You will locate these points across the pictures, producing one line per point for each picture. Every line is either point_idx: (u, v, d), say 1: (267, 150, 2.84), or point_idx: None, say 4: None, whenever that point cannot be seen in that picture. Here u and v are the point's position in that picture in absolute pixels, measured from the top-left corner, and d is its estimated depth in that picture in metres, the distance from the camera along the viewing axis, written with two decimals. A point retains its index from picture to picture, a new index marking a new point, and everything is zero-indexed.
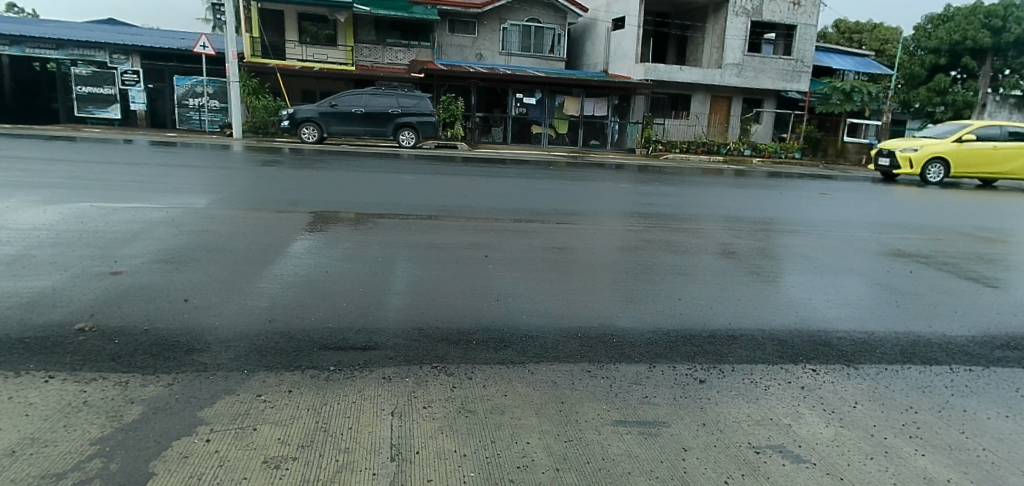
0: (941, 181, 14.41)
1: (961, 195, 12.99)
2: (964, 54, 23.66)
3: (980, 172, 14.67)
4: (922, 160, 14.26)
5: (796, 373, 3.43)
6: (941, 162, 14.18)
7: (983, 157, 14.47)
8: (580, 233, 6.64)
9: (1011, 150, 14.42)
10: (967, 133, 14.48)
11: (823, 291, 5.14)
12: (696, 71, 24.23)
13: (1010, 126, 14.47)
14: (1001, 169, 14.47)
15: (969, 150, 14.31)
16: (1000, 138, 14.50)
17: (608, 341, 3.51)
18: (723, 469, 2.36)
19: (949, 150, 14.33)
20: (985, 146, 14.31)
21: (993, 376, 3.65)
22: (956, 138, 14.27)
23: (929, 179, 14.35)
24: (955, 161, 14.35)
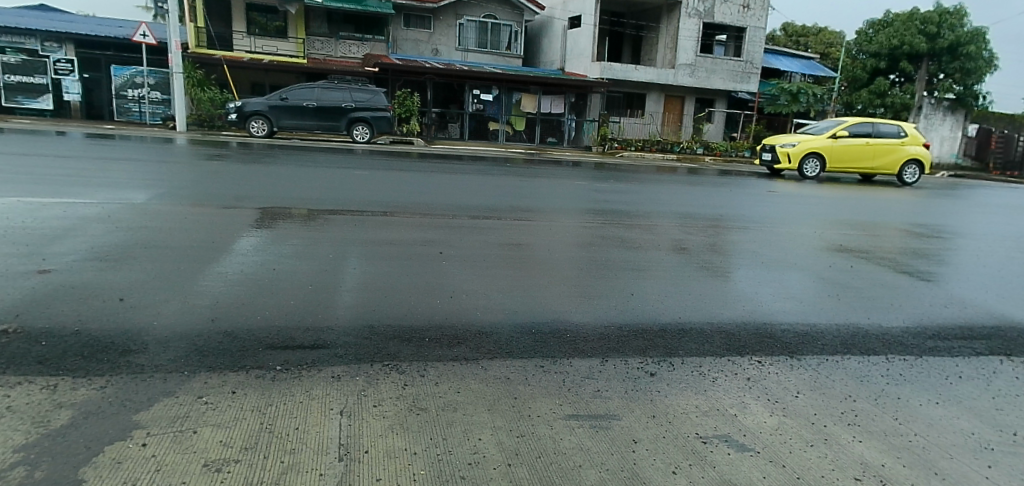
0: (817, 174, 15.28)
1: (834, 189, 13.83)
2: (902, 58, 24.74)
3: (853, 167, 15.63)
4: (798, 154, 15.12)
5: (742, 364, 3.53)
6: (816, 157, 15.05)
7: (854, 152, 15.44)
8: (536, 230, 6.67)
9: (879, 146, 15.44)
10: (840, 130, 15.40)
11: (769, 285, 5.30)
12: (650, 70, 24.68)
13: (880, 124, 15.45)
14: (871, 164, 15.46)
15: (842, 146, 15.25)
16: (870, 136, 15.48)
17: (561, 336, 3.54)
18: (671, 459, 2.41)
19: (823, 145, 15.21)
20: (856, 142, 15.26)
21: (924, 365, 3.84)
22: (830, 135, 15.15)
23: (806, 172, 15.20)
24: (828, 157, 15.26)
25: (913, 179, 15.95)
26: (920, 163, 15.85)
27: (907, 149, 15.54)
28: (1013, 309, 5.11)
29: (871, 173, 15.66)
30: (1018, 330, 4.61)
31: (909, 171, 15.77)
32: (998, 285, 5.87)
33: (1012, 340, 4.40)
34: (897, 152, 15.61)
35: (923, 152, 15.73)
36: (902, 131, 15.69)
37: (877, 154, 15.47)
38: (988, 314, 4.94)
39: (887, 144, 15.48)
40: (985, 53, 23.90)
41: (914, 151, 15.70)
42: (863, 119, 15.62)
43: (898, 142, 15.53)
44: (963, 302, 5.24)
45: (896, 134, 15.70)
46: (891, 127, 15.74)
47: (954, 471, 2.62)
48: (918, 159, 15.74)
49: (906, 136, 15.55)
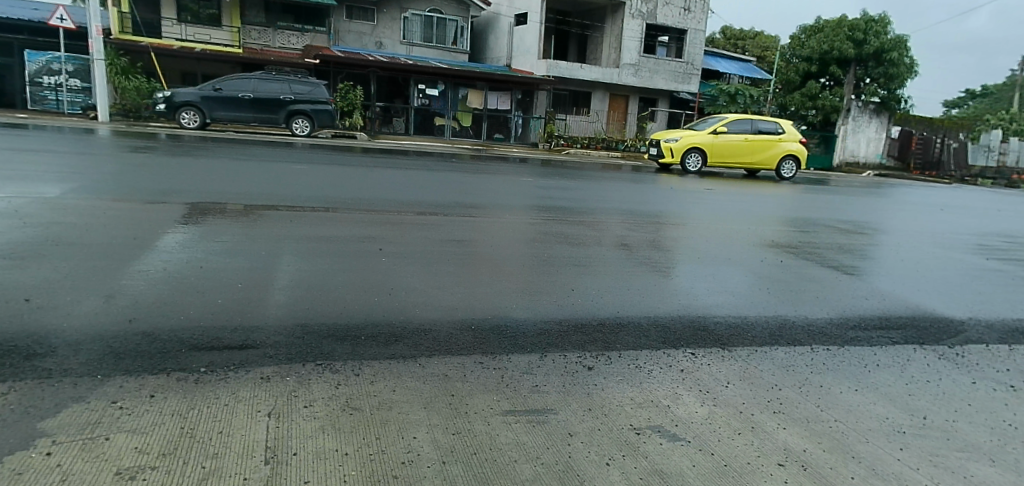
0: (698, 169, 15.93)
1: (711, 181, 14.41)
2: (832, 63, 25.90)
3: (735, 162, 16.41)
4: (680, 149, 15.75)
5: (677, 357, 3.63)
6: (696, 151, 15.76)
7: (734, 148, 16.25)
8: (480, 225, 6.67)
9: (757, 142, 16.29)
10: (720, 126, 16.19)
11: (705, 280, 5.46)
12: (596, 69, 25.04)
13: (757, 121, 16.31)
14: (750, 159, 16.28)
15: (721, 142, 16.01)
16: (748, 132, 16.34)
17: (501, 332, 3.55)
18: (605, 451, 2.45)
19: (704, 140, 15.93)
20: (734, 138, 16.08)
21: (846, 354, 4.05)
22: (710, 130, 15.90)
23: (688, 166, 15.86)
24: (709, 151, 15.99)
25: (792, 174, 16.81)
26: (797, 157, 16.75)
27: (783, 144, 16.42)
28: (926, 300, 5.45)
29: (751, 167, 16.47)
30: (930, 320, 4.92)
31: (787, 166, 16.63)
32: (915, 278, 6.24)
33: (925, 330, 4.69)
34: (774, 147, 16.48)
35: (799, 148, 16.63)
36: (780, 128, 16.58)
37: (755, 149, 16.32)
38: (905, 305, 5.25)
39: (764, 140, 16.34)
40: (906, 59, 25.10)
41: (790, 146, 16.60)
42: (741, 116, 16.46)
43: (776, 138, 16.40)
44: (884, 294, 5.54)
45: (774, 131, 16.58)
46: (770, 125, 16.61)
47: (869, 454, 2.77)
48: (795, 155, 16.63)
49: (782, 132, 16.44)
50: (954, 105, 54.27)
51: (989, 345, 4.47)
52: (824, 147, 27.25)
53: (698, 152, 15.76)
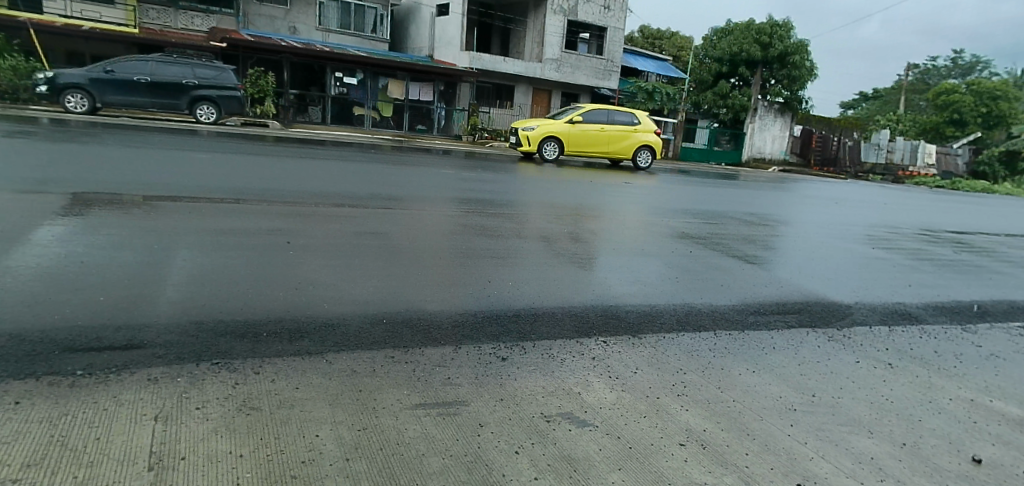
0: (554, 156, 16.25)
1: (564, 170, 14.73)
2: (741, 65, 27.24)
3: (591, 151, 16.89)
4: (537, 137, 15.98)
5: (589, 345, 3.72)
6: (552, 140, 16.08)
7: (591, 138, 16.72)
8: (397, 218, 6.56)
9: (612, 133, 16.84)
10: (576, 116, 16.56)
11: (620, 271, 5.62)
12: (519, 63, 25.21)
13: (613, 112, 16.83)
14: (607, 149, 16.82)
15: (578, 131, 16.40)
16: (604, 122, 16.84)
17: (414, 325, 3.51)
18: (515, 440, 2.47)
19: (561, 130, 16.25)
20: (591, 128, 16.52)
21: (747, 338, 4.29)
22: (567, 120, 16.23)
23: (545, 155, 16.14)
24: (566, 140, 16.34)
25: (647, 163, 17.56)
26: (651, 147, 17.49)
27: (637, 135, 17.09)
28: (819, 286, 5.85)
29: (608, 156, 17.05)
30: (822, 305, 5.28)
31: (642, 156, 17.33)
32: (809, 266, 6.69)
33: (816, 314, 5.04)
34: (630, 138, 17.14)
35: (652, 139, 17.37)
36: (635, 119, 17.20)
37: (610, 140, 16.88)
38: (800, 291, 5.62)
39: (619, 130, 16.92)
40: (808, 62, 26.92)
41: (644, 137, 17.31)
42: (598, 106, 16.91)
43: (630, 129, 17.03)
44: (782, 282, 5.90)
45: (629, 122, 17.20)
46: (626, 116, 17.20)
47: (762, 431, 2.95)
48: (650, 145, 17.35)
49: (637, 123, 17.09)
50: (851, 107, 58.56)
51: (870, 327, 4.86)
52: (734, 143, 28.84)
53: (554, 141, 16.06)
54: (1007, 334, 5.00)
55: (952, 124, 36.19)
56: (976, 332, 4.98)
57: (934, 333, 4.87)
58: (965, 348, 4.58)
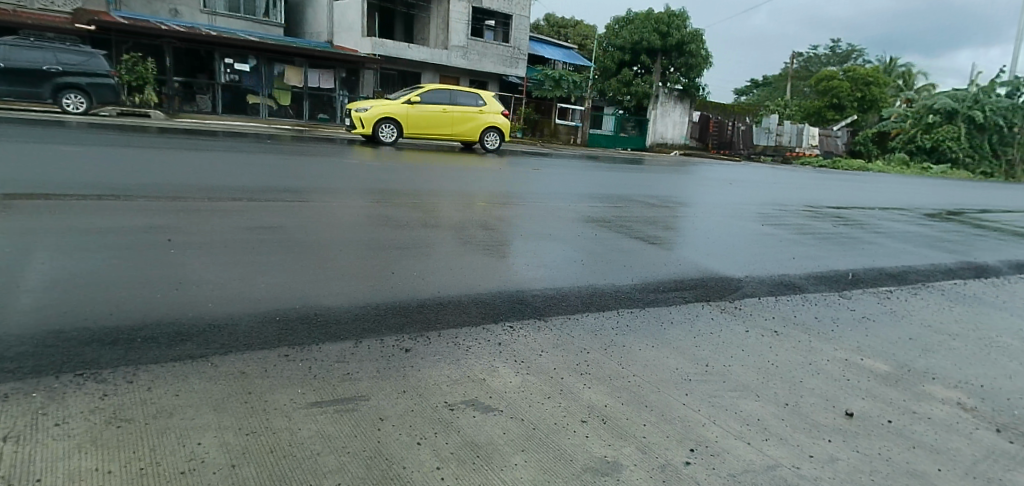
0: (393, 140, 15.83)
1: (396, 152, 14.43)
2: (642, 53, 28.17)
3: (434, 133, 16.61)
4: (371, 119, 15.47)
5: (496, 331, 3.72)
6: (387, 122, 15.63)
7: (433, 119, 16.45)
8: (297, 210, 6.29)
9: (454, 114, 16.61)
10: (415, 96, 16.20)
11: (528, 257, 5.67)
12: (424, 50, 24.89)
13: (454, 92, 16.53)
14: (448, 131, 16.61)
15: (417, 113, 16.04)
16: (446, 103, 16.56)
17: (310, 322, 3.36)
18: (418, 431, 2.43)
19: (399, 111, 15.88)
20: (430, 110, 16.20)
21: (647, 314, 4.47)
22: (404, 101, 15.88)
23: (381, 137, 15.75)
24: (405, 123, 16.02)
25: (495, 145, 17.51)
26: (499, 129, 17.37)
27: (482, 116, 16.91)
28: (714, 263, 6.18)
29: (451, 138, 16.83)
30: (717, 280, 5.58)
31: (489, 137, 17.19)
32: (705, 244, 7.06)
33: (711, 288, 5.32)
34: (475, 119, 16.95)
35: (498, 120, 17.28)
36: (480, 99, 17.01)
37: (453, 121, 16.65)
38: (697, 268, 5.91)
39: (463, 112, 16.71)
40: (701, 51, 28.16)
41: (490, 119, 17.16)
42: (441, 86, 16.58)
43: (475, 110, 16.85)
44: (681, 260, 6.17)
45: (475, 103, 16.98)
46: (471, 97, 16.98)
47: (660, 402, 3.07)
48: (498, 126, 17.28)
49: (482, 105, 16.91)
50: (743, 93, 62.46)
51: (759, 298, 5.20)
52: (638, 130, 29.96)
53: (391, 123, 15.71)
54: (877, 298, 5.51)
55: (833, 108, 39.54)
56: (850, 297, 5.45)
57: (815, 300, 5.30)
58: (841, 312, 5.00)
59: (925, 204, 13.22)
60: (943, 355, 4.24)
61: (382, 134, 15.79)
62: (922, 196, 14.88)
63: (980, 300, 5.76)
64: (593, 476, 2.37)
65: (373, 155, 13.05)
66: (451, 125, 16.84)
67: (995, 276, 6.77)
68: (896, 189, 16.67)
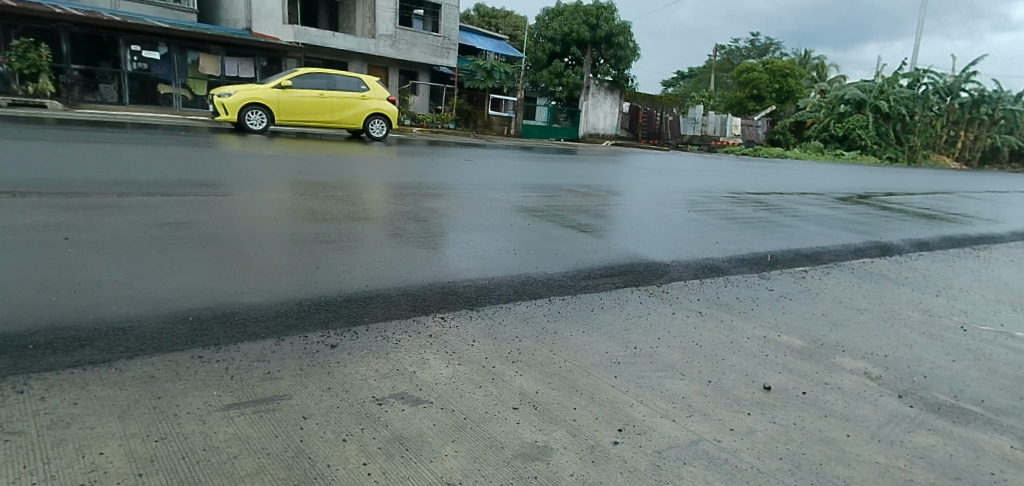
0: (261, 127, 15.10)
1: (261, 138, 13.86)
2: (572, 44, 28.46)
3: (311, 120, 15.97)
4: (235, 105, 14.70)
5: (427, 323, 3.67)
6: (254, 108, 14.89)
7: (309, 105, 15.80)
8: (215, 205, 6.00)
9: (332, 99, 16.01)
10: (287, 80, 15.49)
11: (460, 247, 5.62)
12: (349, 39, 24.31)
13: (333, 77, 15.99)
14: (326, 117, 15.99)
15: (289, 98, 15.37)
16: (324, 88, 15.94)
17: (228, 321, 3.21)
18: (343, 428, 2.36)
19: (269, 96, 15.17)
20: (305, 95, 15.56)
21: (578, 301, 4.53)
22: (274, 86, 15.18)
23: (249, 124, 15.02)
24: (276, 109, 15.32)
25: (382, 133, 16.97)
26: (385, 116, 16.87)
27: (366, 102, 16.39)
28: (642, 248, 6.33)
29: (331, 125, 16.23)
30: (645, 265, 5.72)
31: (374, 124, 16.68)
32: (634, 230, 7.23)
33: (639, 274, 5.44)
34: (358, 106, 16.41)
35: (384, 106, 16.73)
36: (364, 85, 16.48)
37: (331, 107, 16.04)
38: (626, 254, 6.03)
39: (344, 97, 16.14)
40: (631, 44, 28.92)
41: (375, 105, 16.65)
42: (320, 71, 16.02)
43: (358, 96, 16.30)
44: (611, 247, 6.28)
45: (357, 89, 16.46)
46: (354, 82, 16.43)
47: (590, 385, 3.11)
48: (384, 113, 16.76)
49: (366, 91, 16.37)
50: (671, 85, 64.27)
51: (685, 281, 5.37)
52: (571, 120, 30.21)
53: (258, 109, 14.97)
54: (793, 278, 5.80)
55: (753, 99, 41.55)
56: (769, 278, 5.72)
57: (736, 281, 5.52)
58: (760, 292, 5.25)
59: (838, 188, 14.03)
60: (851, 328, 4.51)
61: (249, 121, 15.05)
62: (835, 182, 15.79)
63: (885, 276, 6.17)
64: (523, 461, 2.37)
65: (240, 141, 12.56)
66: (330, 111, 16.22)
67: (898, 254, 7.26)
68: (811, 175, 17.62)
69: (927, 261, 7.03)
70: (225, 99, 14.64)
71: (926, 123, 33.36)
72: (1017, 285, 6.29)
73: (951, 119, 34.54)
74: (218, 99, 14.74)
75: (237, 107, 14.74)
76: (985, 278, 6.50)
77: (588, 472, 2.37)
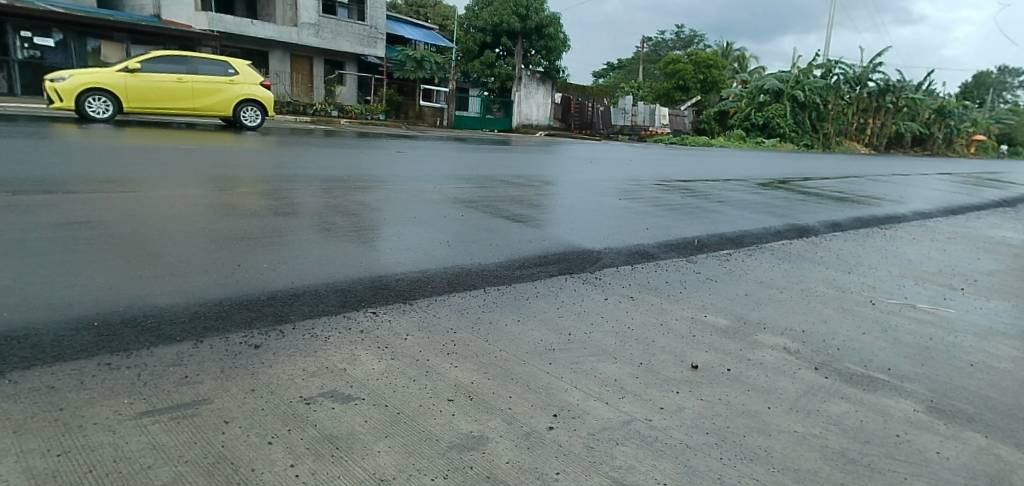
0: (104, 115, 13.86)
1: (173, 130, 13.22)
2: (503, 35, 28.36)
3: (170, 107, 14.84)
4: (72, 90, 13.45)
5: (357, 318, 3.59)
6: (94, 93, 13.66)
7: (166, 91, 14.69)
8: (126, 202, 5.67)
9: (193, 84, 14.95)
10: (136, 63, 14.31)
11: (392, 240, 5.52)
12: (270, 27, 23.40)
13: (193, 60, 14.95)
14: (187, 104, 14.91)
15: (139, 82, 14.21)
16: (182, 73, 14.85)
17: (139, 324, 3.03)
18: (268, 430, 2.28)
19: (114, 81, 13.97)
20: (158, 78, 14.42)
21: (513, 290, 4.54)
22: (120, 69, 14.00)
23: (90, 113, 13.75)
24: (124, 95, 14.13)
25: (254, 120, 16.00)
26: (258, 102, 15.92)
27: (232, 87, 15.43)
28: (575, 237, 6.40)
29: (193, 113, 15.15)
30: (577, 253, 5.79)
31: (244, 111, 15.69)
32: (567, 219, 7.31)
33: (572, 262, 5.50)
34: (224, 91, 15.41)
35: (254, 91, 15.81)
36: (230, 69, 15.50)
37: (193, 93, 14.97)
38: (559, 242, 6.09)
39: (206, 82, 15.12)
40: (560, 35, 29.35)
41: (245, 90, 15.69)
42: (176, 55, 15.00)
43: (224, 81, 15.32)
44: (544, 236, 6.33)
45: (223, 73, 15.46)
46: (220, 66, 15.45)
47: (526, 373, 3.13)
48: (255, 99, 15.84)
49: (232, 75, 15.41)
50: (601, 76, 65.31)
51: (617, 267, 5.48)
52: (504, 111, 30.15)
53: (101, 94, 13.76)
54: (718, 261, 6.03)
55: (679, 89, 42.87)
56: (696, 262, 5.91)
57: (666, 265, 5.69)
58: (688, 275, 5.43)
59: (759, 174, 14.70)
60: (772, 306, 4.75)
61: (89, 109, 13.77)
62: (757, 168, 16.50)
63: (801, 256, 6.52)
64: (459, 452, 2.36)
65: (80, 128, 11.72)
66: (192, 98, 15.15)
67: (814, 235, 7.68)
68: (734, 162, 18.40)
69: (840, 241, 7.47)
70: (59, 84, 13.38)
71: (838, 111, 35.41)
72: (918, 260, 6.79)
73: (860, 107, 36.80)
74: (50, 85, 13.50)
75: (75, 93, 13.48)
76: (891, 255, 6.98)
77: (524, 458, 2.39)
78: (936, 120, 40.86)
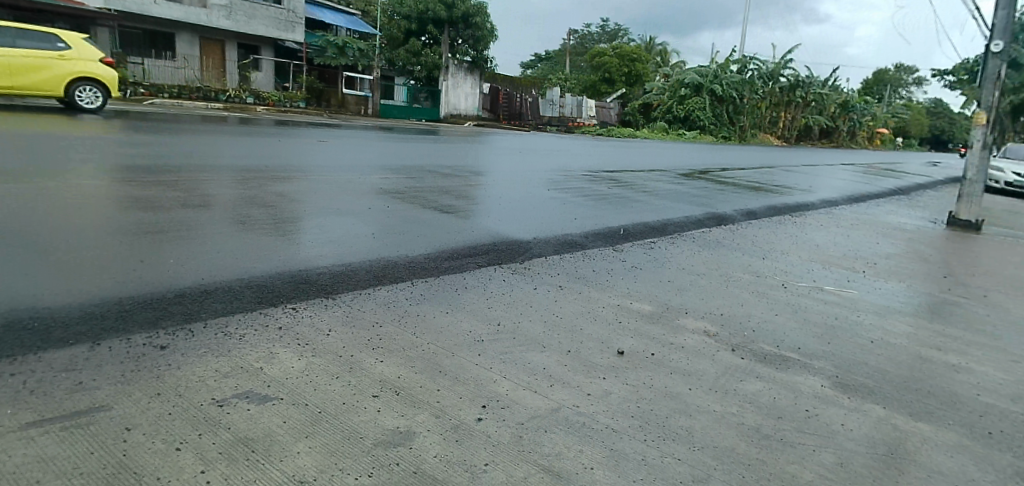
0: None
1: (63, 116, 12.26)
2: (428, 23, 28.03)
3: None
4: None
5: (275, 315, 3.43)
6: None
7: None
8: (12, 196, 5.21)
9: (9, 59, 12.93)
10: None
11: (314, 233, 5.33)
12: (174, 7, 22.15)
13: (10, 31, 12.93)
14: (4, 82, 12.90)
15: None
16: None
17: (27, 329, 2.78)
18: (175, 436, 2.15)
19: None
20: None
21: (441, 282, 4.48)
22: None
23: None
24: None
25: (93, 101, 14.06)
26: (97, 80, 13.97)
27: (62, 63, 13.43)
28: (504, 227, 6.40)
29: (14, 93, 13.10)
30: (506, 243, 5.79)
31: (79, 90, 13.76)
32: (496, 209, 7.30)
33: (502, 252, 5.48)
34: (52, 67, 13.39)
35: (90, 67, 13.80)
36: (59, 42, 13.50)
37: (9, 69, 12.94)
38: (487, 233, 6.07)
39: (28, 57, 13.08)
40: (488, 25, 29.39)
41: (79, 67, 13.69)
42: None
43: (51, 55, 13.30)
44: (474, 226, 6.29)
45: (52, 47, 13.46)
46: (47, 39, 13.43)
47: (455, 366, 3.09)
48: (92, 76, 13.82)
49: (61, 48, 13.43)
50: (528, 67, 65.61)
51: (546, 257, 5.52)
52: (432, 101, 29.52)
53: None
54: (643, 249, 6.18)
55: (605, 82, 43.72)
56: (622, 250, 6.04)
57: (593, 254, 5.79)
58: (614, 263, 5.55)
59: (680, 165, 15.21)
60: (693, 292, 4.92)
61: None
62: (679, 159, 17.07)
63: (721, 244, 6.79)
64: (385, 449, 2.30)
65: None
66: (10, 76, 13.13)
67: (731, 223, 8.02)
68: (657, 153, 18.95)
69: (755, 228, 7.84)
70: None
71: (753, 105, 37.17)
72: (825, 246, 7.23)
73: (773, 101, 38.77)
74: None
75: None
76: (801, 241, 7.39)
77: (451, 451, 2.35)
78: (840, 114, 43.63)
